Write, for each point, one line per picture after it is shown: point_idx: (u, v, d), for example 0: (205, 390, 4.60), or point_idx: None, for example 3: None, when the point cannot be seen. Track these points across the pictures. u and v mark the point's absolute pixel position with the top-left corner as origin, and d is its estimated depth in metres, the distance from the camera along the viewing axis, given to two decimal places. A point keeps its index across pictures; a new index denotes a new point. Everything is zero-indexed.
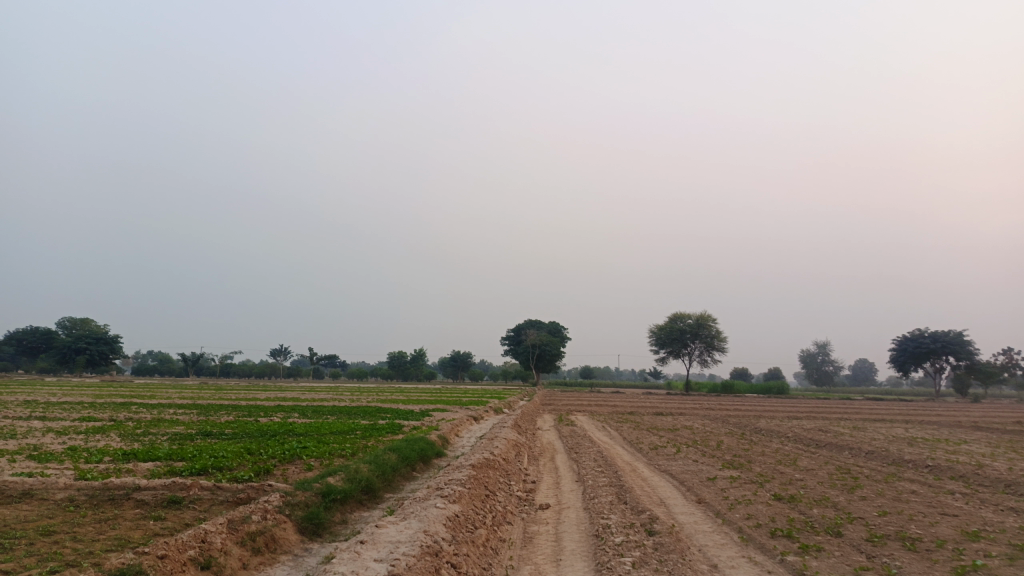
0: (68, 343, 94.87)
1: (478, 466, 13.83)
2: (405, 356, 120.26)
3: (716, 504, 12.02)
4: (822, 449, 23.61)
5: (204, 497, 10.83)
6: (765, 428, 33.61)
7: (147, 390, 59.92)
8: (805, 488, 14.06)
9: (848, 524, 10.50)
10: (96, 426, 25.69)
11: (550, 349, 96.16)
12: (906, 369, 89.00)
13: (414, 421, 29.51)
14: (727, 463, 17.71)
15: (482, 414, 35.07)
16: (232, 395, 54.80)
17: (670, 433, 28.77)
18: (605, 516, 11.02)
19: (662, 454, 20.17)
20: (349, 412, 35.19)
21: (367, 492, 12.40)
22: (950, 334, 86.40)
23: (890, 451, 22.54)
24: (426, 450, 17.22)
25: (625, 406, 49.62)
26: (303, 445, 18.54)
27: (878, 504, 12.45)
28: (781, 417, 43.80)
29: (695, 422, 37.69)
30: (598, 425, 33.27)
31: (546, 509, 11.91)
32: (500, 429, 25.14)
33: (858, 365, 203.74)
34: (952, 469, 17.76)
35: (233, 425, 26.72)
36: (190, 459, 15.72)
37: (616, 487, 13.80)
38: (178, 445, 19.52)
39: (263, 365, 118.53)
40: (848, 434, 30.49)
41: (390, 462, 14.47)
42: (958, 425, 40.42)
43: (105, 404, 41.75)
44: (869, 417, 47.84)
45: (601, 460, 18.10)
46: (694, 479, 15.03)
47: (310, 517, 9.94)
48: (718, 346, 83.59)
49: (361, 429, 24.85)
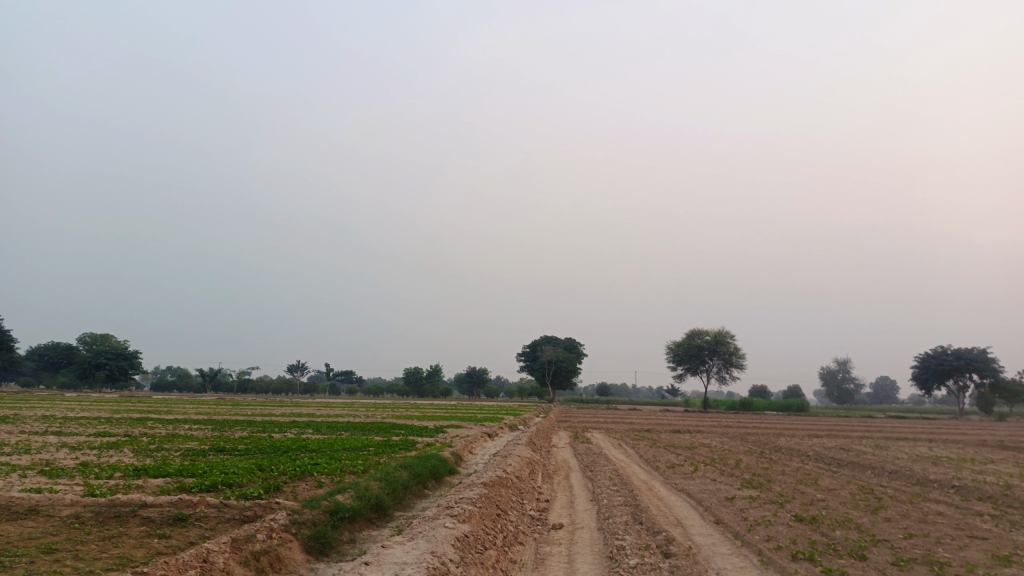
0: (88, 359, 95.82)
1: (491, 484, 13.59)
2: (421, 373, 120.10)
3: (735, 526, 11.65)
4: (845, 468, 23.05)
5: (210, 514, 10.66)
6: (785, 446, 32.98)
7: (165, 406, 60.24)
8: (827, 509, 13.64)
9: (872, 548, 10.10)
10: (111, 442, 25.69)
11: (567, 366, 95.64)
12: (929, 387, 87.46)
13: (428, 437, 29.29)
14: (745, 483, 17.30)
15: (497, 431, 34.75)
16: (248, 410, 54.91)
17: (687, 451, 28.30)
18: (619, 537, 10.71)
19: (679, 473, 19.77)
20: (363, 428, 35.01)
21: (377, 510, 12.19)
22: (974, 351, 84.86)
23: (915, 470, 21.96)
24: (439, 468, 16.99)
25: (642, 424, 49.09)
26: (314, 462, 18.38)
27: (903, 526, 12.01)
28: (801, 435, 43.07)
29: (713, 440, 37.12)
30: (615, 442, 32.86)
31: (559, 529, 11.62)
32: (515, 446, 24.83)
33: (880, 382, 200.85)
34: (980, 490, 17.21)
35: (246, 441, 26.62)
36: (200, 475, 15.61)
37: (631, 507, 13.48)
38: (189, 461, 19.40)
39: (280, 380, 118.88)
40: (870, 453, 29.90)
41: (402, 479, 14.25)
42: (984, 444, 39.55)
43: (122, 419, 41.92)
44: (892, 435, 46.91)
45: (617, 479, 17.77)
46: (712, 499, 14.65)
47: (317, 535, 9.74)
48: (737, 363, 82.74)
49: (374, 446, 24.65)
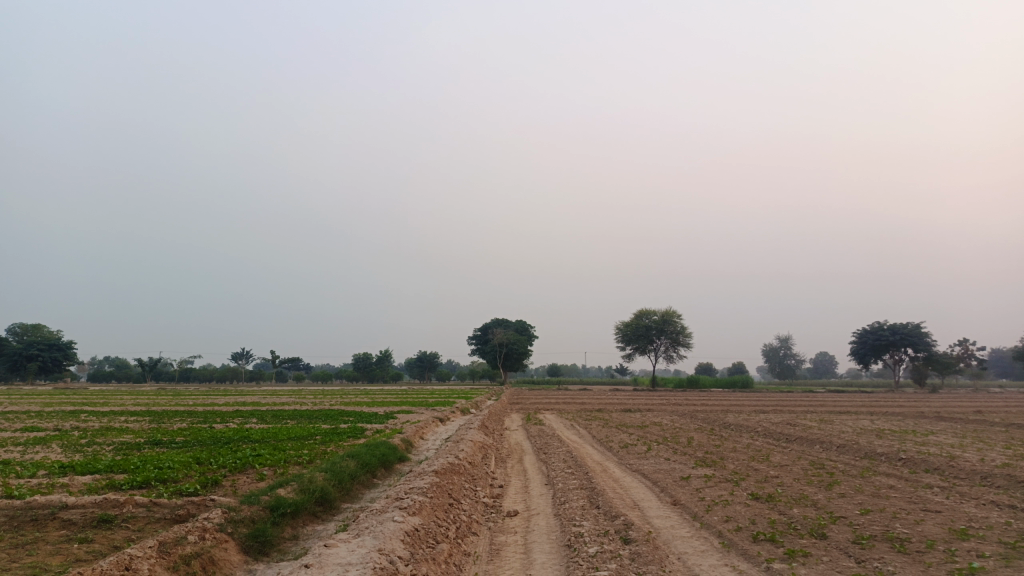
0: (19, 350, 91.39)
1: (442, 471, 13.05)
2: (370, 358, 118.35)
3: (692, 507, 11.41)
4: (793, 443, 23.31)
5: (138, 515, 9.86)
6: (734, 422, 33.30)
7: (102, 397, 58.02)
8: (782, 486, 13.55)
9: (831, 525, 9.96)
10: (38, 437, 24.22)
11: (517, 348, 95.49)
12: (866, 362, 90.20)
13: (376, 424, 28.60)
14: (699, 461, 17.17)
15: (448, 415, 34.25)
16: (189, 400, 52.86)
17: (638, 430, 28.30)
18: (577, 524, 10.34)
19: (633, 453, 19.59)
20: (309, 416, 33.97)
21: (322, 504, 11.57)
22: (909, 326, 87.80)
23: (861, 444, 22.31)
24: (388, 456, 16.40)
25: (593, 404, 49.14)
26: (257, 453, 17.60)
27: (858, 501, 11.97)
28: (748, 411, 43.76)
29: (664, 418, 37.37)
30: (566, 423, 32.69)
31: (514, 517, 11.21)
32: (466, 431, 24.37)
33: (819, 358, 206.93)
34: (926, 462, 17.44)
35: (186, 433, 25.48)
36: (132, 471, 14.69)
37: (588, 490, 13.13)
38: (122, 455, 18.33)
39: (224, 368, 115.88)
40: (816, 427, 30.45)
41: (349, 469, 13.62)
42: (922, 416, 40.71)
43: (53, 412, 39.84)
44: (834, 409, 48.16)
45: (571, 461, 17.48)
46: (668, 479, 14.44)
47: (255, 534, 9.10)
48: (684, 342, 83.99)
49: (321, 434, 23.85)
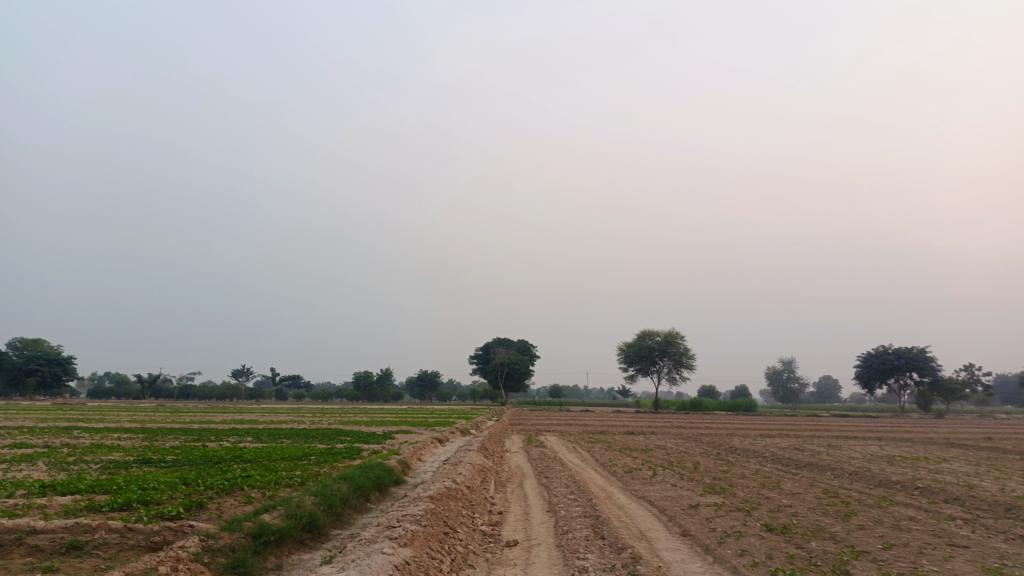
0: (18, 364, 90.69)
1: (438, 497, 12.33)
2: (371, 377, 117.35)
3: (703, 538, 10.72)
4: (803, 470, 22.52)
5: (111, 541, 9.21)
6: (740, 447, 32.49)
7: (98, 414, 57.42)
8: (796, 516, 12.84)
9: (853, 561, 9.29)
10: (26, 454, 23.52)
11: (519, 367, 94.70)
12: (871, 386, 89.04)
13: (374, 444, 27.95)
14: (707, 488, 16.45)
15: (448, 436, 33.49)
16: (186, 417, 52.13)
17: (643, 454, 27.53)
18: (581, 557, 9.64)
19: (638, 478, 18.87)
20: (306, 434, 33.26)
21: (310, 530, 10.93)
22: (914, 351, 86.87)
23: (873, 471, 21.57)
24: (383, 478, 15.75)
25: (596, 426, 48.28)
26: (246, 473, 16.97)
27: (878, 535, 11.26)
28: (753, 436, 42.91)
29: (668, 441, 36.63)
30: (569, 445, 31.95)
31: (514, 547, 10.54)
32: (465, 452, 23.64)
33: (823, 382, 205.09)
34: (945, 491, 16.70)
35: (178, 451, 24.76)
36: (114, 492, 14.04)
37: (592, 519, 12.47)
38: (107, 474, 17.59)
39: (225, 385, 115.09)
40: (824, 453, 29.66)
41: (341, 492, 12.97)
42: (932, 442, 39.92)
43: (47, 428, 39.08)
44: (841, 434, 47.25)
45: (573, 486, 16.77)
46: (675, 508, 13.73)
47: (234, 564, 8.47)
48: (687, 364, 83.09)
49: (315, 454, 23.19)
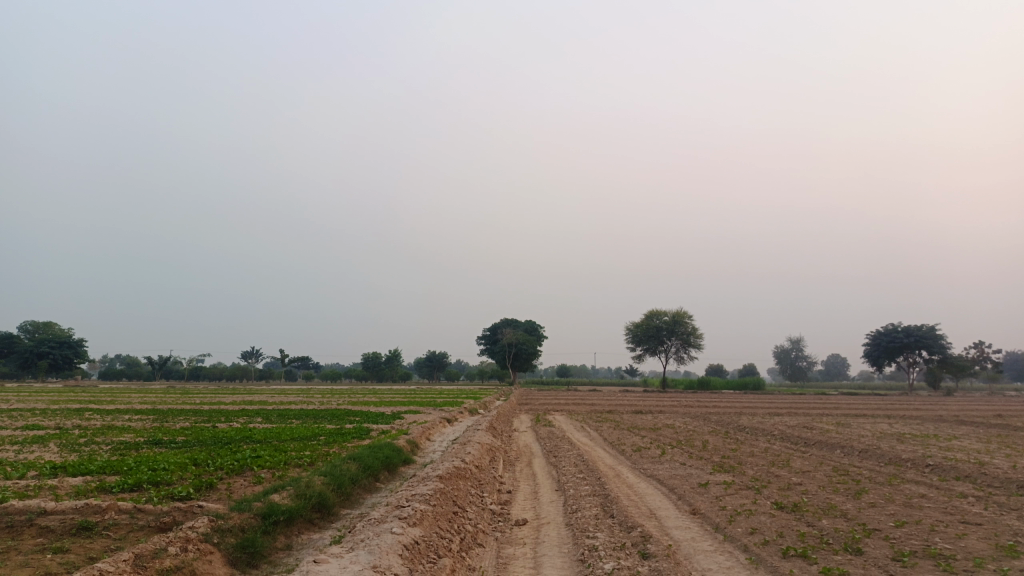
0: (30, 347, 91.44)
1: (447, 476, 12.30)
2: (379, 358, 117.81)
3: (714, 517, 10.67)
4: (812, 448, 22.45)
5: (121, 522, 9.22)
6: (749, 425, 32.41)
7: (109, 395, 57.99)
8: (807, 494, 12.78)
9: (866, 539, 9.21)
10: (38, 435, 23.70)
11: (527, 348, 94.79)
12: (880, 365, 88.72)
13: (383, 424, 28.05)
14: (717, 467, 16.40)
15: (457, 416, 33.54)
16: (197, 399, 52.57)
17: (651, 433, 27.52)
18: (590, 536, 9.60)
19: (647, 456, 18.84)
20: (315, 415, 33.41)
21: (319, 510, 10.94)
22: (923, 329, 86.48)
23: (883, 449, 21.47)
24: (392, 458, 15.76)
25: (604, 405, 48.36)
26: (256, 454, 17.02)
27: (890, 512, 11.19)
28: (761, 414, 42.93)
29: (676, 420, 36.60)
30: (577, 425, 31.95)
31: (523, 526, 10.51)
32: (474, 432, 23.68)
33: (831, 360, 204.71)
34: (957, 469, 16.58)
35: (188, 432, 24.89)
36: (125, 473, 14.10)
37: (601, 497, 12.43)
38: (118, 455, 17.69)
39: (234, 367, 115.83)
40: (834, 431, 29.54)
41: (350, 472, 12.98)
42: (942, 420, 39.74)
43: (59, 410, 39.40)
44: (850, 412, 47.19)
45: (582, 465, 16.75)
46: (685, 486, 13.68)
47: (244, 545, 8.48)
48: (695, 343, 82.98)
49: (325, 434, 23.28)
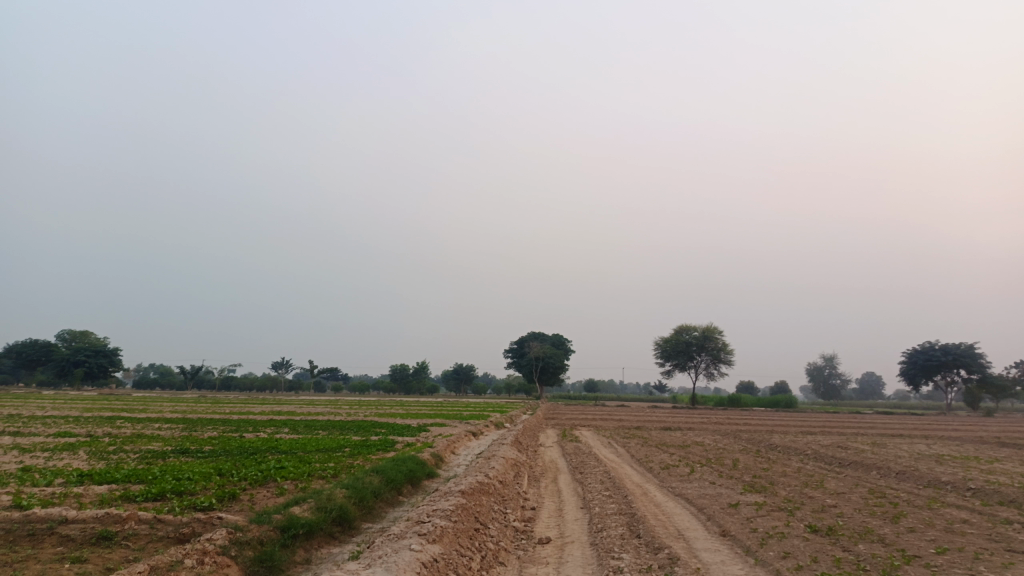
0: (67, 356, 93.21)
1: (470, 491, 12.09)
2: (407, 370, 118.17)
3: (744, 540, 10.30)
4: (847, 469, 21.82)
5: (140, 532, 9.17)
6: (781, 444, 31.64)
7: (140, 404, 58.86)
8: (842, 518, 12.31)
9: (905, 566, 8.78)
10: (68, 443, 23.97)
11: (554, 362, 94.27)
12: (917, 383, 86.83)
13: (409, 436, 27.95)
14: (748, 487, 15.94)
15: (482, 430, 33.34)
16: (226, 409, 52.98)
17: (680, 450, 27.01)
18: (615, 556, 9.30)
19: (675, 475, 18.42)
20: (342, 427, 33.41)
21: (340, 524, 10.81)
22: (961, 347, 84.28)
23: (923, 471, 20.77)
24: (415, 471, 15.59)
25: (632, 421, 47.78)
26: (281, 465, 16.97)
27: (930, 538, 10.70)
28: (793, 432, 42.04)
29: (705, 437, 35.94)
30: (604, 440, 31.53)
31: (547, 545, 10.25)
32: (499, 446, 23.45)
33: (865, 378, 200.65)
34: (1000, 493, 15.93)
35: (215, 442, 25.03)
36: (149, 482, 14.11)
37: (627, 516, 12.10)
38: (145, 464, 17.77)
39: (265, 377, 116.98)
40: (870, 451, 28.75)
41: (372, 485, 12.85)
42: (982, 441, 38.46)
43: (92, 418, 40.01)
44: (885, 432, 46.04)
45: (608, 483, 16.40)
46: (714, 506, 13.29)
47: (261, 558, 8.35)
48: (725, 359, 81.83)
49: (350, 446, 23.20)
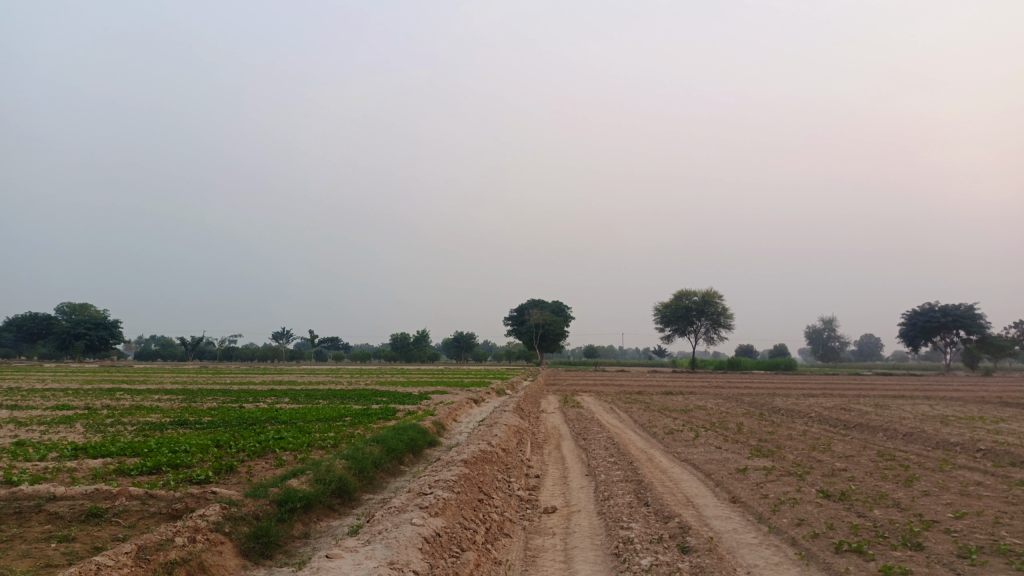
0: (67, 329, 92.95)
1: (473, 461, 11.73)
2: (408, 339, 118.01)
3: (756, 506, 10.00)
4: (853, 431, 21.54)
5: (132, 509, 8.83)
6: (784, 407, 31.38)
7: (141, 375, 58.52)
8: (854, 482, 12.00)
9: (925, 533, 8.46)
10: (65, 416, 23.67)
11: (554, 328, 94.08)
12: (916, 344, 86.93)
13: (410, 404, 27.71)
14: (755, 451, 15.68)
15: (484, 397, 33.08)
16: (228, 380, 52.71)
17: (683, 415, 26.74)
18: (624, 526, 8.97)
19: (680, 440, 18.10)
20: (343, 396, 33.16)
21: (340, 495, 10.51)
22: (961, 308, 84.07)
23: (931, 432, 20.49)
24: (417, 440, 15.28)
25: (633, 386, 47.63)
26: (279, 436, 16.67)
27: (945, 502, 10.40)
28: (795, 395, 41.94)
29: (708, 401, 35.73)
30: (606, 406, 31.23)
31: (552, 515, 9.94)
32: (501, 413, 23.19)
33: (864, 340, 201.30)
34: (1011, 454, 15.64)
35: (214, 412, 24.78)
36: (145, 455, 13.81)
37: (634, 484, 11.80)
38: (142, 437, 17.46)
39: (266, 347, 116.84)
40: (874, 413, 28.51)
41: (373, 456, 12.54)
42: (984, 402, 38.30)
43: (92, 390, 39.70)
44: (886, 394, 45.92)
45: (613, 449, 16.13)
46: (722, 472, 13.01)
47: (258, 534, 8.03)
48: (725, 323, 81.72)
49: (351, 415, 22.96)
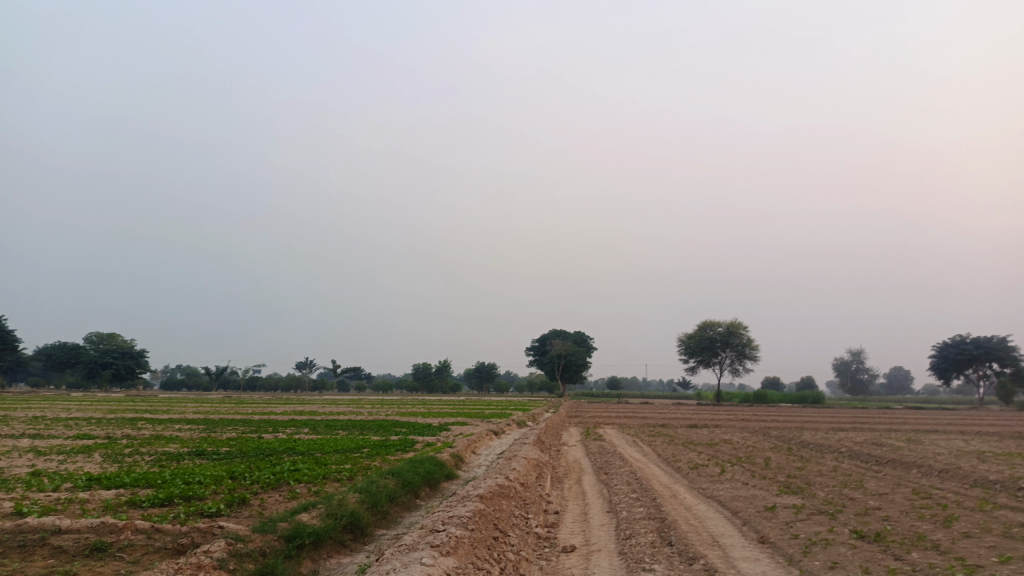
0: (95, 358, 93.98)
1: (489, 496, 11.37)
2: (430, 369, 117.75)
3: (786, 547, 9.52)
4: (885, 467, 20.76)
5: (137, 543, 8.60)
6: (813, 442, 30.48)
7: (164, 405, 58.74)
8: (890, 522, 11.43)
9: None
10: (84, 446, 23.62)
11: (576, 359, 93.31)
12: (947, 377, 84.93)
13: (429, 436, 27.33)
14: (783, 488, 15.12)
15: (504, 429, 32.64)
16: (249, 409, 52.75)
17: (708, 449, 26.06)
18: (646, 567, 8.55)
19: (705, 475, 17.55)
20: (362, 427, 32.89)
21: (351, 531, 10.20)
22: (994, 340, 82.12)
23: (968, 469, 19.66)
24: (433, 473, 14.95)
25: (657, 419, 46.77)
26: (294, 467, 16.41)
27: (988, 544, 9.82)
28: (824, 428, 40.95)
29: (734, 435, 34.88)
30: (629, 439, 30.58)
31: (571, 554, 9.53)
32: (521, 446, 22.77)
33: (894, 373, 197.23)
34: None
35: (232, 443, 24.66)
36: (158, 486, 13.63)
37: (657, 521, 11.36)
38: (157, 467, 17.28)
39: (289, 378, 117.22)
40: (907, 448, 27.60)
41: (387, 489, 12.23)
42: (1020, 437, 37.03)
43: (115, 420, 39.84)
44: (918, 428, 44.65)
45: (635, 484, 15.65)
46: (749, 509, 12.50)
47: (264, 572, 7.74)
48: (750, 355, 80.46)
49: (368, 447, 22.67)
